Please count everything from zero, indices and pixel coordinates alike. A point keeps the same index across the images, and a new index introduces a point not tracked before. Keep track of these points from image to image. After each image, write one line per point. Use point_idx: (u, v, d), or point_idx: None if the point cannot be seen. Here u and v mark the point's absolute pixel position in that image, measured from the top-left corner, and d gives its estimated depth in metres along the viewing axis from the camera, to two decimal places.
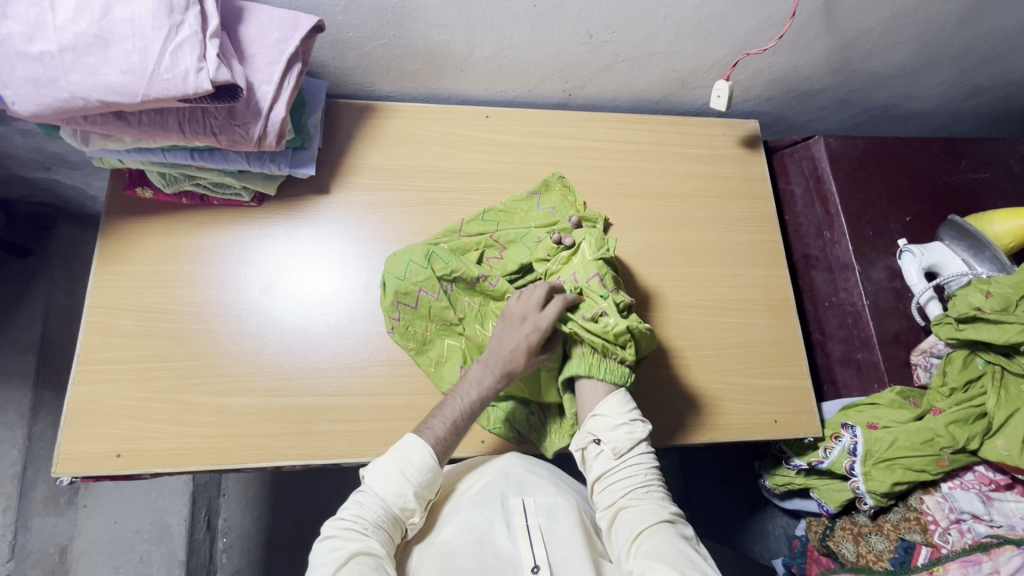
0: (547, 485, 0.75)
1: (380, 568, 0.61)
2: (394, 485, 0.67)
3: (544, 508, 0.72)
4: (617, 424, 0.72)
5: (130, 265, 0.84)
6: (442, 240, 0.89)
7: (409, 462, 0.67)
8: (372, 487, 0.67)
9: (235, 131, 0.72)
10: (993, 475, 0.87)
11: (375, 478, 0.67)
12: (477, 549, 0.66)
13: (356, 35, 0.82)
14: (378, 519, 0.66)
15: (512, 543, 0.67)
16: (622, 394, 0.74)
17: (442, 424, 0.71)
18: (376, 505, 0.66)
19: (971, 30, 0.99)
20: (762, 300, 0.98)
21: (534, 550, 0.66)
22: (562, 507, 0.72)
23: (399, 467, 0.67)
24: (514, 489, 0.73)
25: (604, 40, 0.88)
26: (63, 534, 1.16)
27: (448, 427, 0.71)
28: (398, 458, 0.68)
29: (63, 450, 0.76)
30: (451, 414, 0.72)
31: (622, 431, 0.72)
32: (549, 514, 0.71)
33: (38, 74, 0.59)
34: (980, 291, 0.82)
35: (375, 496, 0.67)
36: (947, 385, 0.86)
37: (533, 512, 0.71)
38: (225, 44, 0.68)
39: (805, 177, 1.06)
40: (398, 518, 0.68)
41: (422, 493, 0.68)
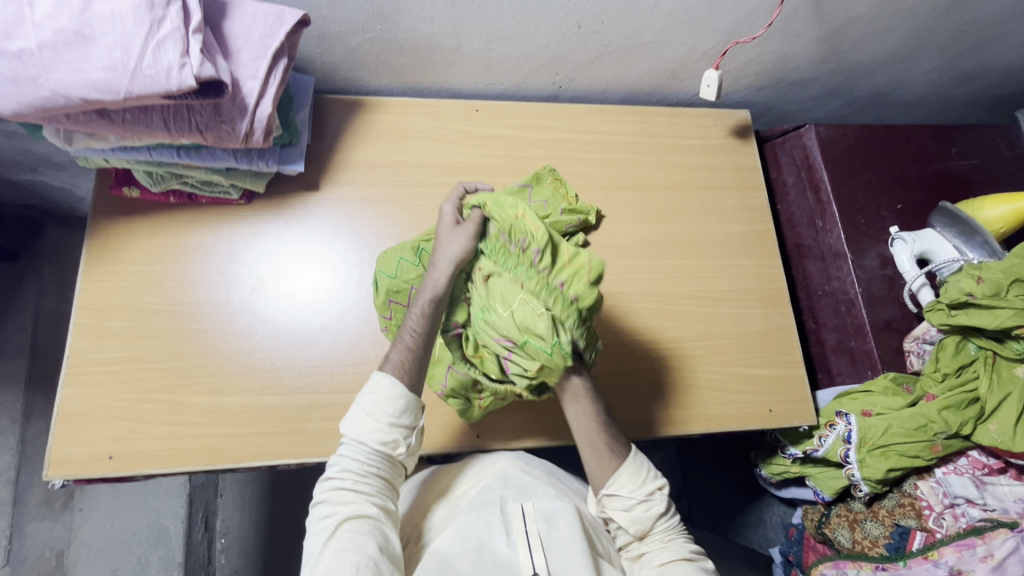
0: (546, 491, 0.75)
1: (372, 525, 0.63)
2: (371, 426, 0.68)
3: (543, 513, 0.71)
4: (630, 502, 0.69)
5: (119, 265, 0.83)
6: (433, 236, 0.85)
7: (375, 398, 0.68)
8: (352, 436, 0.68)
9: (221, 128, 0.72)
10: (987, 460, 0.88)
11: (351, 425, 0.69)
12: (475, 555, 0.65)
13: (342, 29, 0.81)
14: (363, 467, 0.67)
15: (512, 548, 0.67)
16: (632, 470, 0.70)
17: (401, 349, 0.71)
18: (358, 454, 0.67)
19: (960, 16, 0.99)
20: (755, 289, 0.98)
21: (533, 555, 0.66)
22: (562, 513, 0.72)
23: (368, 407, 0.68)
24: (513, 493, 0.74)
25: (592, 31, 0.87)
26: (60, 537, 1.16)
27: (406, 351, 0.70)
28: (366, 400, 0.69)
29: (54, 453, 0.75)
30: (408, 336, 0.71)
31: (638, 511, 0.69)
32: (549, 520, 0.70)
33: (17, 72, 0.58)
34: (971, 277, 0.83)
35: (355, 444, 0.68)
36: (940, 370, 0.87)
37: (532, 517, 0.71)
38: (209, 40, 0.67)
39: (796, 165, 1.05)
40: (384, 461, 0.68)
41: (399, 427, 0.69)
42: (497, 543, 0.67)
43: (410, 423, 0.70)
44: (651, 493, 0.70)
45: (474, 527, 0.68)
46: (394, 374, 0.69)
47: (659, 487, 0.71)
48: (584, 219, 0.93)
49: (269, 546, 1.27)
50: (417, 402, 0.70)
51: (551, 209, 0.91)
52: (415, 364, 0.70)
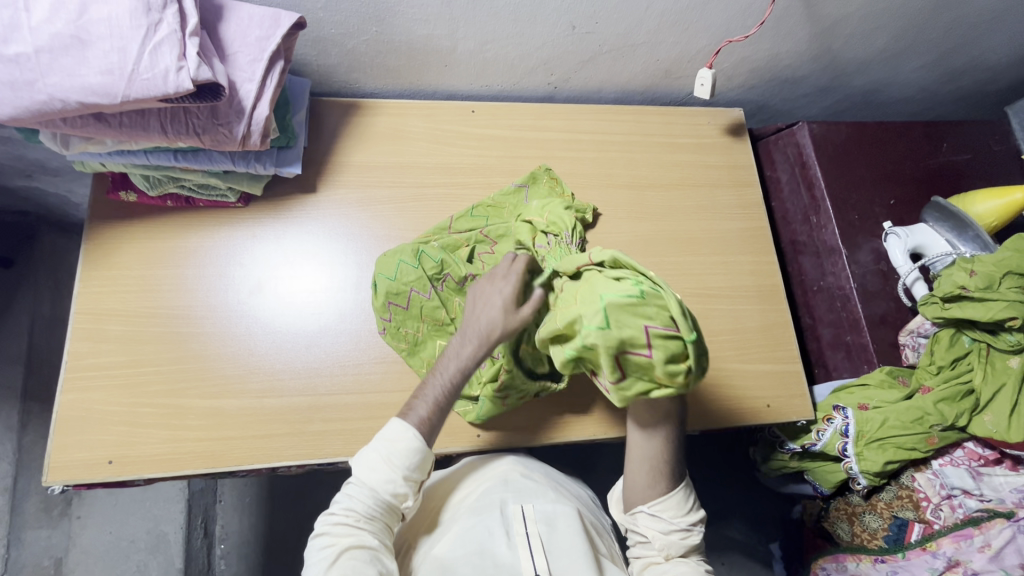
0: (546, 495, 0.75)
1: (375, 561, 0.61)
2: (381, 475, 0.64)
3: (543, 516, 0.71)
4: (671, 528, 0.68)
5: (117, 268, 0.83)
6: (432, 239, 0.88)
7: (394, 447, 0.64)
8: (359, 478, 0.65)
9: (218, 131, 0.72)
10: (982, 451, 0.88)
11: (361, 468, 0.65)
12: (476, 560, 0.65)
13: (338, 31, 0.81)
14: (371, 508, 0.64)
15: (513, 551, 0.66)
16: (681, 497, 0.69)
17: (424, 405, 0.67)
18: (365, 498, 0.64)
19: (948, 14, 1.00)
20: (752, 286, 0.99)
21: (535, 558, 0.65)
22: (562, 516, 0.72)
23: (384, 455, 0.65)
24: (513, 496, 0.74)
25: (587, 31, 0.88)
26: (58, 546, 1.15)
27: (431, 407, 0.67)
28: (382, 446, 0.65)
29: (52, 458, 0.75)
30: (433, 393, 0.68)
31: (675, 536, 0.68)
32: (549, 523, 0.71)
33: (14, 77, 0.58)
34: (964, 270, 0.84)
35: (363, 487, 0.64)
36: (936, 363, 0.87)
37: (533, 519, 0.71)
38: (205, 43, 0.67)
39: (790, 163, 1.06)
40: (390, 508, 0.65)
41: (411, 479, 0.66)
42: (497, 546, 0.67)
43: (422, 477, 0.67)
44: (691, 525, 0.69)
45: (475, 530, 0.68)
46: (415, 427, 0.66)
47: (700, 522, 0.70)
48: (581, 218, 0.93)
49: (267, 552, 1.24)
50: (431, 457, 0.67)
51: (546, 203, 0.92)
52: (436, 420, 0.68)
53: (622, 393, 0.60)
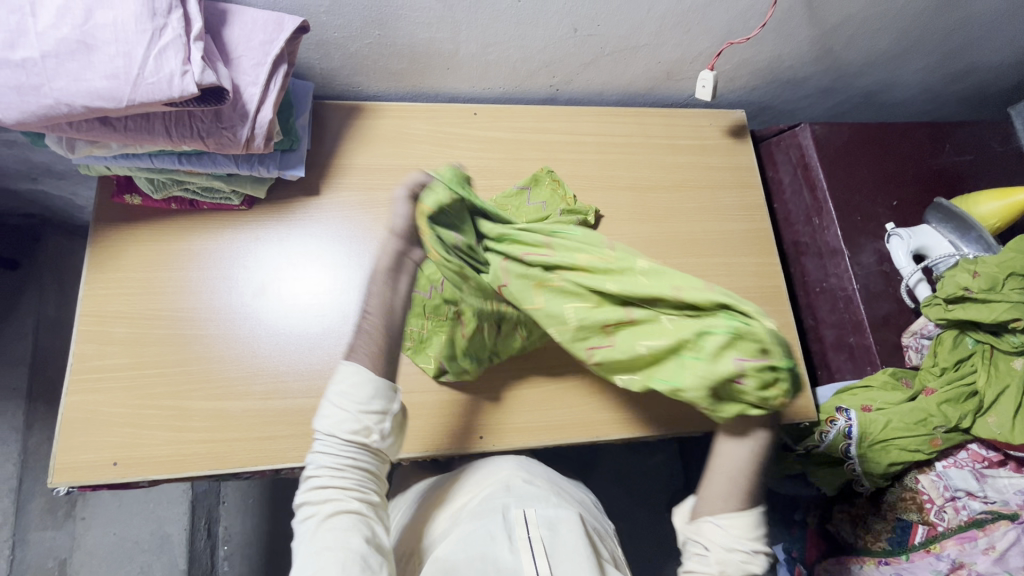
0: (548, 499, 0.75)
1: (356, 524, 0.58)
2: (341, 421, 0.60)
3: (545, 521, 0.71)
4: (735, 551, 0.59)
5: (121, 271, 0.84)
6: None
7: (342, 387, 0.61)
8: (322, 432, 0.61)
9: (223, 134, 0.72)
10: (986, 453, 0.89)
11: (321, 420, 0.61)
12: (479, 564, 0.65)
13: (341, 35, 0.82)
14: (336, 461, 0.60)
15: (515, 555, 0.66)
16: (756, 517, 0.60)
17: (370, 340, 0.62)
18: (332, 450, 0.60)
19: (950, 15, 1.00)
20: (754, 288, 0.99)
21: (537, 562, 0.65)
22: (565, 521, 0.72)
23: (337, 399, 0.60)
24: (516, 501, 0.74)
25: (589, 33, 0.88)
26: (62, 546, 1.16)
27: (376, 339, 0.62)
28: (333, 392, 0.61)
29: (58, 460, 0.75)
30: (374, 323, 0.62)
31: (738, 558, 0.58)
32: (551, 527, 0.71)
33: (21, 82, 0.59)
34: (967, 272, 0.84)
35: (327, 438, 0.61)
36: (939, 365, 0.87)
37: (535, 523, 0.70)
38: (210, 47, 0.67)
39: (793, 164, 1.06)
40: (360, 454, 0.61)
41: (370, 416, 0.60)
42: (499, 551, 0.66)
43: (383, 410, 0.61)
44: (759, 553, 0.59)
45: (477, 534, 0.68)
46: (363, 363, 0.61)
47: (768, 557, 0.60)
48: (583, 220, 0.93)
49: (270, 553, 1.24)
50: (388, 385, 0.62)
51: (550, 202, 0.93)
52: (385, 342, 0.62)
53: (718, 415, 0.62)
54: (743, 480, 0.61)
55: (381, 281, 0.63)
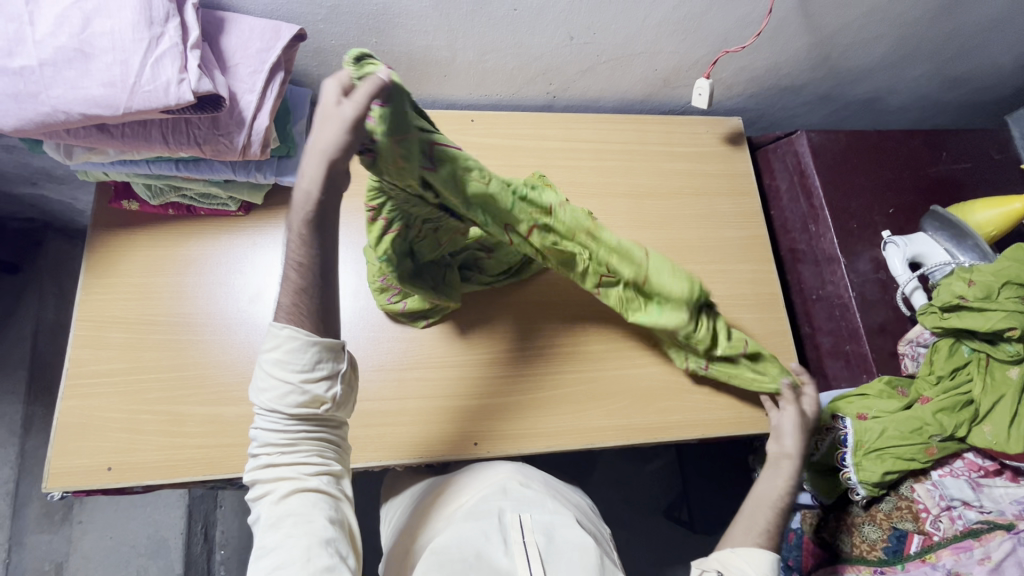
0: (545, 504, 0.75)
1: (319, 504, 0.56)
2: (282, 392, 0.56)
3: (541, 526, 0.71)
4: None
5: (118, 277, 0.84)
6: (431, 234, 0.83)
7: (276, 355, 0.56)
8: (263, 408, 0.57)
9: (219, 141, 0.73)
10: (982, 462, 0.88)
11: (259, 395, 0.57)
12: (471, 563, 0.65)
13: (339, 43, 0.83)
14: (285, 436, 0.57)
15: (509, 559, 0.67)
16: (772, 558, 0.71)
17: (291, 285, 0.56)
18: (277, 425, 0.57)
19: (945, 24, 1.00)
20: (751, 295, 0.99)
21: (531, 567, 0.66)
22: (560, 526, 0.72)
23: (273, 367, 0.56)
24: (512, 505, 0.74)
25: (585, 41, 0.89)
26: (58, 550, 1.16)
27: (298, 288, 0.56)
28: (266, 361, 0.56)
29: (53, 465, 0.75)
30: (298, 262, 0.56)
31: None
32: (547, 534, 0.70)
33: (19, 89, 0.59)
34: (962, 280, 0.84)
35: (270, 414, 0.57)
36: (935, 373, 0.87)
37: (530, 529, 0.70)
38: (207, 55, 0.68)
39: (789, 172, 1.07)
40: (308, 424, 0.58)
41: (313, 380, 0.56)
42: (494, 551, 0.67)
43: (326, 372, 0.57)
44: None
45: (470, 533, 0.68)
46: (291, 323, 0.56)
47: None
48: None
49: None
50: (330, 343, 0.57)
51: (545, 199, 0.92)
52: (311, 297, 0.56)
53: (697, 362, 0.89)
54: (762, 518, 0.76)
55: (304, 224, 0.55)
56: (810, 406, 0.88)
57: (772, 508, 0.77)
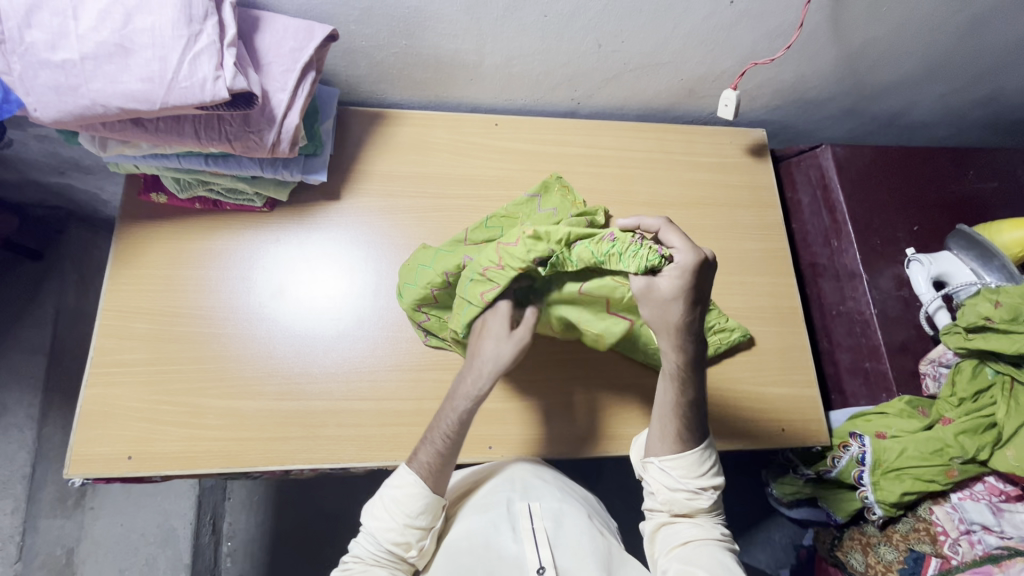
0: (553, 494, 0.75)
1: None
2: (384, 523, 0.66)
3: (551, 513, 0.72)
4: (679, 488, 0.68)
5: (144, 268, 0.85)
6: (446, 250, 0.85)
7: (398, 491, 0.67)
8: (366, 525, 0.68)
9: (249, 138, 0.74)
10: (1004, 487, 0.86)
11: (369, 515, 0.68)
12: (482, 550, 0.68)
13: (368, 44, 0.83)
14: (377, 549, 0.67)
15: (519, 544, 0.69)
16: (697, 457, 0.68)
17: (428, 451, 0.69)
18: (371, 545, 0.67)
19: (977, 42, 0.99)
20: (770, 308, 0.98)
21: (540, 550, 0.68)
22: (570, 515, 0.73)
23: (385, 500, 0.67)
24: (520, 495, 0.74)
25: (612, 49, 0.89)
26: (70, 535, 1.17)
27: (435, 452, 0.68)
28: (387, 492, 0.67)
29: (75, 451, 0.76)
30: (439, 437, 0.69)
31: (682, 495, 0.68)
32: (556, 519, 0.72)
33: (60, 82, 0.60)
34: (989, 301, 0.83)
35: (370, 534, 0.67)
36: (956, 395, 0.86)
37: (541, 515, 0.72)
38: (242, 53, 0.69)
39: (812, 185, 1.06)
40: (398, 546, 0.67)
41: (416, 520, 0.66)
42: (503, 537, 0.69)
43: (426, 525, 0.67)
44: (702, 488, 0.69)
45: (480, 522, 0.71)
46: (420, 473, 0.67)
47: (712, 486, 0.69)
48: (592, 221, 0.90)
49: (274, 550, 1.26)
50: (436, 502, 0.68)
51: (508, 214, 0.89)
52: (441, 459, 0.68)
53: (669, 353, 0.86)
54: (670, 424, 0.68)
55: (455, 413, 0.69)
56: (676, 282, 0.61)
57: (675, 412, 0.68)
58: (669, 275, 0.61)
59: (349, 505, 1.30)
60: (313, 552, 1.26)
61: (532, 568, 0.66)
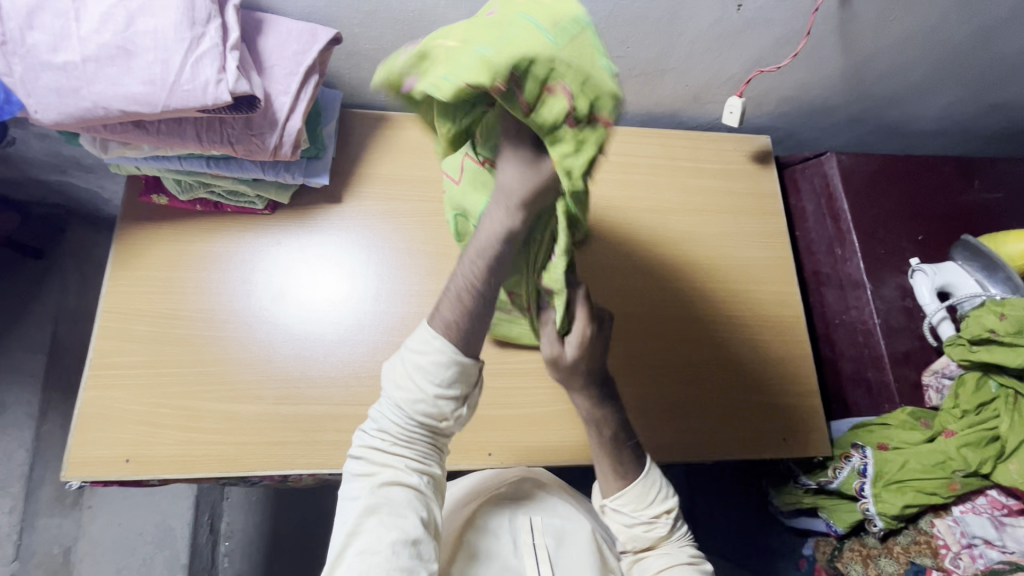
0: (557, 509, 0.75)
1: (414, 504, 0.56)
2: (414, 393, 0.56)
3: (552, 530, 0.71)
4: (633, 521, 0.67)
5: (145, 270, 0.85)
6: None
7: (421, 360, 0.56)
8: (392, 394, 0.58)
9: (251, 141, 0.73)
10: (1006, 500, 0.84)
11: (390, 385, 0.58)
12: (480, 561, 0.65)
13: (372, 47, 0.83)
14: (403, 433, 0.58)
15: (518, 557, 0.67)
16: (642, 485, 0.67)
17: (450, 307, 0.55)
18: (399, 419, 0.58)
19: (985, 51, 0.99)
20: (773, 316, 0.98)
21: (540, 567, 0.66)
22: (573, 532, 0.72)
23: (408, 367, 0.57)
24: (524, 507, 0.74)
25: (618, 55, 0.88)
26: (67, 534, 1.17)
27: (460, 309, 0.55)
28: (409, 358, 0.57)
29: (73, 454, 0.76)
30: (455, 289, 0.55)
31: (640, 528, 0.67)
32: (558, 537, 0.71)
33: (62, 84, 0.60)
34: (993, 313, 0.82)
35: (395, 408, 0.58)
36: (959, 407, 0.85)
37: (541, 531, 0.71)
38: (246, 57, 0.68)
39: (816, 193, 1.05)
40: (425, 432, 0.58)
41: (446, 401, 0.56)
42: (501, 550, 0.67)
43: (461, 395, 0.57)
44: (655, 516, 0.68)
45: (479, 532, 0.69)
46: (444, 336, 0.55)
47: (665, 509, 0.68)
48: None
49: (271, 551, 1.26)
50: (471, 367, 0.56)
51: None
52: (465, 334, 0.55)
53: None
54: (609, 470, 0.67)
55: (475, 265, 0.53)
56: (574, 349, 0.61)
57: (610, 459, 0.67)
58: (569, 345, 0.61)
59: None
60: (310, 554, 1.26)
61: None
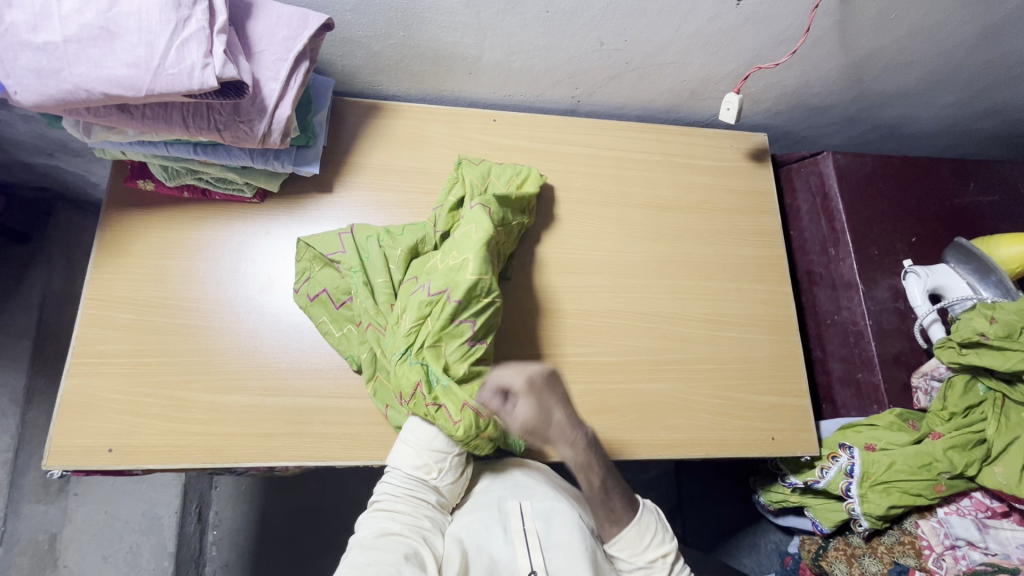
0: (545, 491, 0.76)
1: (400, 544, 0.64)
2: (408, 455, 0.72)
3: (541, 513, 0.73)
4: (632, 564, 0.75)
5: (131, 257, 0.83)
6: (377, 236, 0.85)
7: (418, 432, 0.72)
8: (392, 464, 0.72)
9: (239, 128, 0.71)
10: (990, 503, 0.86)
11: (395, 457, 0.73)
12: (471, 554, 0.66)
13: (366, 34, 0.81)
14: (399, 490, 0.70)
15: (509, 547, 0.69)
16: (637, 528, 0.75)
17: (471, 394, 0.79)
18: (396, 480, 0.71)
19: (985, 53, 0.98)
20: (764, 315, 0.98)
21: (531, 555, 0.68)
22: (561, 513, 0.73)
23: (406, 441, 0.73)
24: (512, 493, 0.75)
25: (615, 47, 0.87)
26: (53, 521, 1.16)
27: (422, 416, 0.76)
28: (406, 432, 0.73)
29: (54, 443, 0.75)
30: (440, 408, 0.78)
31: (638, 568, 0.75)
32: (547, 519, 0.72)
33: (41, 64, 0.58)
34: (984, 316, 0.81)
35: (395, 471, 0.72)
36: (947, 410, 0.86)
37: (531, 516, 0.72)
38: (233, 41, 0.67)
39: (812, 193, 1.05)
40: (415, 486, 0.71)
41: (433, 453, 0.72)
42: (493, 543, 0.68)
43: (446, 449, 0.72)
44: (652, 561, 0.75)
45: (471, 524, 0.70)
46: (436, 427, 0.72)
47: (661, 553, 0.76)
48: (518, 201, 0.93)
49: (258, 542, 1.25)
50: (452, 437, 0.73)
51: (442, 199, 0.87)
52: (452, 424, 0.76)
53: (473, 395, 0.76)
54: (601, 512, 0.77)
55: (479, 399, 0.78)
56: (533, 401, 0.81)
57: (605, 499, 0.77)
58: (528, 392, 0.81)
59: (335, 501, 1.29)
60: (299, 545, 1.25)
61: (523, 573, 0.66)
